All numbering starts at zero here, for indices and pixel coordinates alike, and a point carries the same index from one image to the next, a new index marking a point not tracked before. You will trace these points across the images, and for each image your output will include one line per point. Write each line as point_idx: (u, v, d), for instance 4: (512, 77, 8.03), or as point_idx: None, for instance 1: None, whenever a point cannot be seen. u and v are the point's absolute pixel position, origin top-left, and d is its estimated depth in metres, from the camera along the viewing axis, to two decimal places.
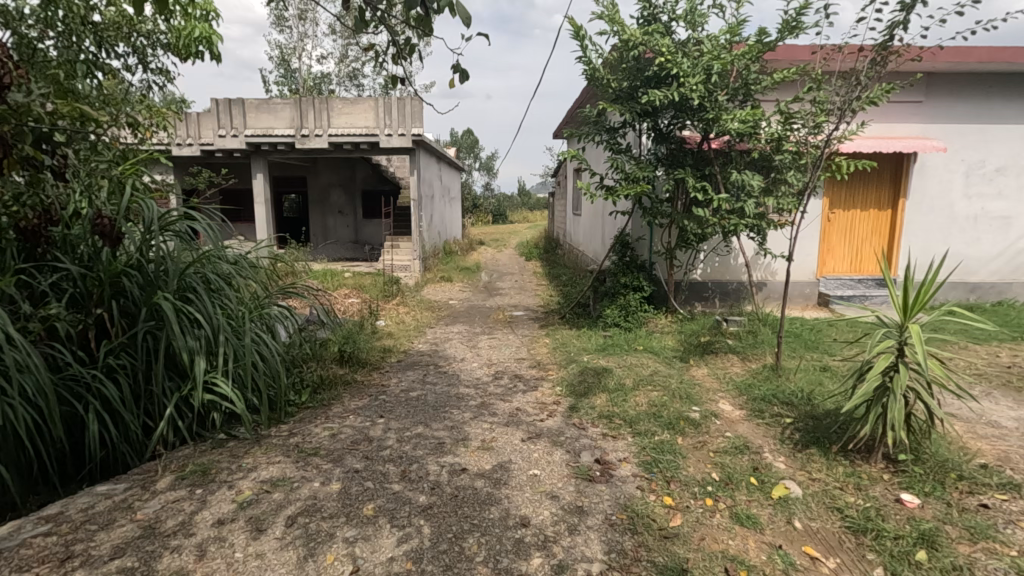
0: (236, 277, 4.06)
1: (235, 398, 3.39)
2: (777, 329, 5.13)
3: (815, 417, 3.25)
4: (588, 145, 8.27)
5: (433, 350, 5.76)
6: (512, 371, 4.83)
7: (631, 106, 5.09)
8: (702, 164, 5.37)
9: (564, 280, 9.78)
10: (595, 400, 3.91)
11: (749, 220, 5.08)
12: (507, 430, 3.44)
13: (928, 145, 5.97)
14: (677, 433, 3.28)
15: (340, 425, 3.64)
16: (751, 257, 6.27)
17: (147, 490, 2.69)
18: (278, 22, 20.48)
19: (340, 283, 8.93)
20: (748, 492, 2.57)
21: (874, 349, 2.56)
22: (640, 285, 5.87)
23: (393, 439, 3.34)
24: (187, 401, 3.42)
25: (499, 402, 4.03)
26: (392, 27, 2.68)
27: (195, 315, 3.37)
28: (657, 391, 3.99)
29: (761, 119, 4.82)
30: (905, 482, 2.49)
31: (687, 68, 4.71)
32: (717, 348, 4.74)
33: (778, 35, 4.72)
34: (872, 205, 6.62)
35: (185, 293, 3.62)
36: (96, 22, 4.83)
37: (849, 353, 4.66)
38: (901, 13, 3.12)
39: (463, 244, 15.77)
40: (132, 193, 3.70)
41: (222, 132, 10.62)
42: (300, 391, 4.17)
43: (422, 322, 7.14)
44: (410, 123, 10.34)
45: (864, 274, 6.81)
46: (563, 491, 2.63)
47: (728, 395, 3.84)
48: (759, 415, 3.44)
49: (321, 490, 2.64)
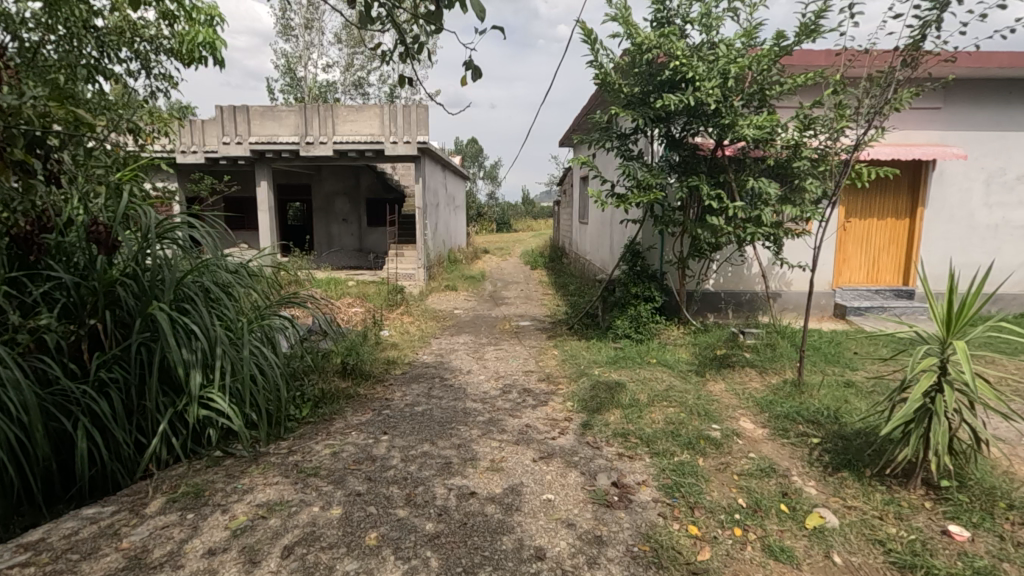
0: (236, 286, 3.91)
1: (232, 414, 3.23)
2: (797, 342, 4.93)
3: (844, 438, 3.07)
4: (598, 152, 8.12)
5: (439, 361, 5.59)
6: (521, 385, 4.65)
7: (645, 112, 4.94)
8: (716, 171, 5.22)
9: (571, 289, 9.63)
10: (608, 417, 3.73)
11: (767, 229, 4.92)
12: (518, 449, 3.26)
13: (948, 153, 5.80)
14: (698, 454, 3.10)
15: (342, 442, 3.48)
16: (765, 266, 6.09)
17: (135, 515, 2.53)
18: (284, 30, 20.58)
19: (343, 292, 8.80)
20: (779, 521, 2.39)
21: (917, 368, 2.38)
22: (652, 295, 5.68)
23: (397, 458, 3.17)
24: (181, 417, 3.26)
25: (508, 418, 3.86)
26: (400, 25, 2.54)
27: (192, 327, 3.22)
28: (674, 407, 3.81)
29: (778, 125, 4.69)
30: (951, 512, 2.31)
31: (703, 71, 4.58)
32: (734, 361, 4.56)
33: (795, 38, 4.58)
34: (889, 214, 6.45)
35: (182, 303, 3.47)
36: (98, 25, 4.74)
37: (873, 368, 4.46)
38: (934, 12, 2.97)
39: (468, 252, 15.64)
40: (129, 199, 3.56)
41: (226, 139, 10.53)
42: (301, 406, 4.01)
43: (427, 332, 6.98)
44: (415, 131, 10.24)
45: (881, 284, 6.60)
46: (581, 518, 2.45)
47: (748, 412, 3.66)
48: (784, 434, 3.25)
49: (321, 516, 2.47)
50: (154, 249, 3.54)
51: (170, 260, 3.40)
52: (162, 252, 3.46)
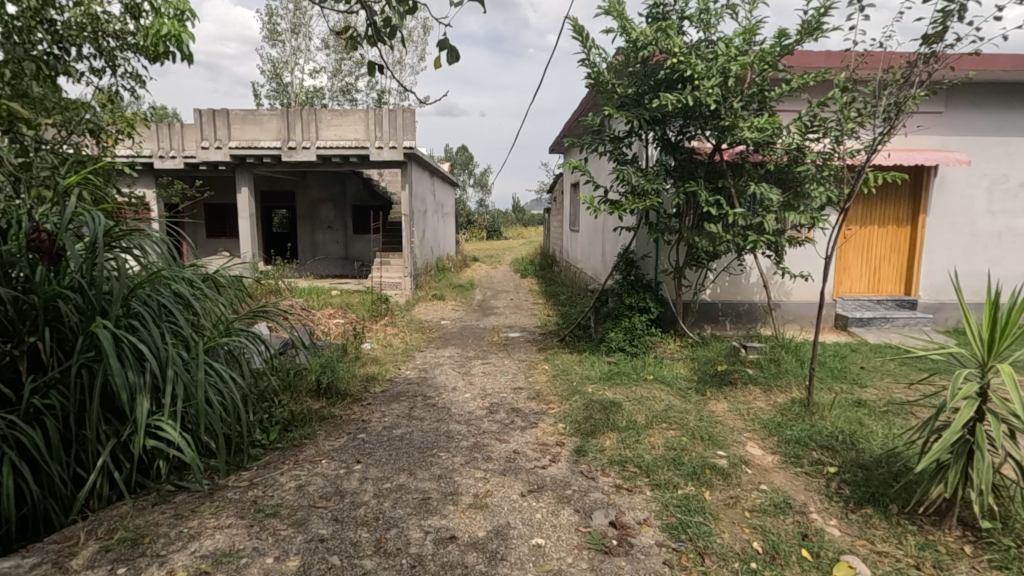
0: (196, 299, 3.54)
1: (183, 445, 2.85)
2: (802, 356, 4.65)
3: (864, 467, 2.80)
4: (591, 157, 7.86)
5: (422, 378, 5.25)
6: (509, 404, 4.32)
7: (640, 113, 4.66)
8: (714, 176, 4.96)
9: (562, 299, 9.34)
10: (603, 441, 3.42)
11: (769, 236, 4.65)
12: (504, 481, 2.94)
13: (951, 158, 5.60)
14: (703, 486, 2.79)
15: (310, 473, 3.14)
16: (765, 275, 5.83)
17: (59, 570, 2.19)
18: (271, 36, 20.25)
19: (326, 302, 8.44)
20: (801, 571, 2.11)
21: (960, 397, 2.09)
22: (647, 306, 5.40)
23: (369, 493, 2.84)
24: (126, 448, 2.89)
25: (494, 443, 3.53)
26: (370, 6, 2.30)
27: (140, 347, 2.86)
28: (674, 430, 3.51)
29: (779, 127, 4.45)
30: (998, 561, 2.05)
31: (702, 70, 4.33)
32: (736, 378, 4.28)
33: (798, 37, 4.34)
34: (890, 221, 6.24)
35: (132, 319, 3.10)
36: (55, 19, 4.39)
37: (883, 385, 4.19)
38: (957, 1, 2.73)
39: (457, 260, 15.34)
40: (76, 203, 3.19)
41: (204, 143, 10.17)
42: (268, 430, 3.66)
43: (411, 345, 6.64)
44: (401, 136, 9.92)
45: (883, 294, 6.37)
46: (575, 569, 2.15)
47: (756, 436, 3.36)
48: (797, 462, 2.96)
49: (274, 570, 2.15)
50: (103, 259, 3.18)
51: (119, 271, 3.03)
52: (112, 263, 3.10)
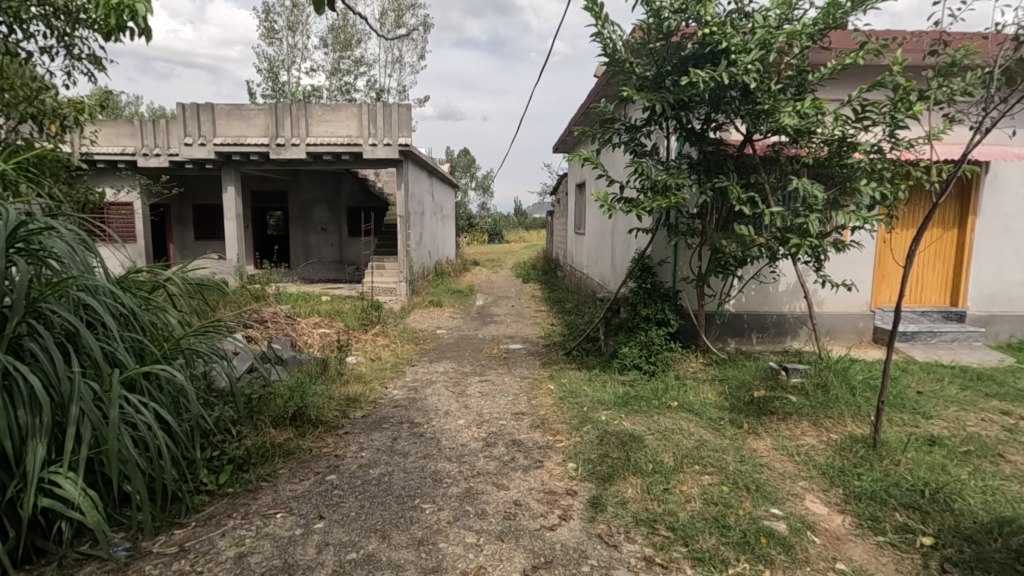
0: (130, 313, 2.86)
1: (88, 504, 2.18)
2: (851, 379, 4.01)
3: (977, 543, 2.14)
4: (604, 151, 7.32)
5: (411, 400, 4.59)
6: (509, 436, 3.66)
7: (663, 94, 3.99)
8: (745, 172, 4.34)
9: (568, 306, 8.69)
10: (623, 491, 2.78)
11: (812, 241, 3.98)
12: (501, 552, 2.29)
13: (1009, 153, 4.94)
14: (762, 564, 2.14)
15: (257, 534, 2.49)
16: (797, 283, 5.19)
17: None
18: (268, 35, 19.72)
19: (312, 309, 7.77)
20: None
21: None
22: (666, 318, 4.74)
23: (327, 569, 2.21)
24: (14, 507, 2.21)
25: (490, 490, 2.88)
26: None
27: (33, 378, 2.20)
28: (710, 475, 2.87)
29: (824, 113, 3.81)
30: None
31: (739, 42, 3.71)
32: (778, 407, 3.62)
33: (850, 6, 3.69)
34: (934, 223, 5.56)
35: (33, 341, 2.42)
36: None
37: (952, 417, 3.54)
38: None
39: (456, 265, 14.73)
40: None
41: (189, 139, 9.44)
42: (217, 472, 3.01)
43: (402, 358, 6.01)
44: (396, 133, 9.26)
45: (926, 305, 5.69)
46: None
47: (814, 486, 2.71)
48: (877, 529, 2.31)
49: None
50: (7, 265, 2.54)
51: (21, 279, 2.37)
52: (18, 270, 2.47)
